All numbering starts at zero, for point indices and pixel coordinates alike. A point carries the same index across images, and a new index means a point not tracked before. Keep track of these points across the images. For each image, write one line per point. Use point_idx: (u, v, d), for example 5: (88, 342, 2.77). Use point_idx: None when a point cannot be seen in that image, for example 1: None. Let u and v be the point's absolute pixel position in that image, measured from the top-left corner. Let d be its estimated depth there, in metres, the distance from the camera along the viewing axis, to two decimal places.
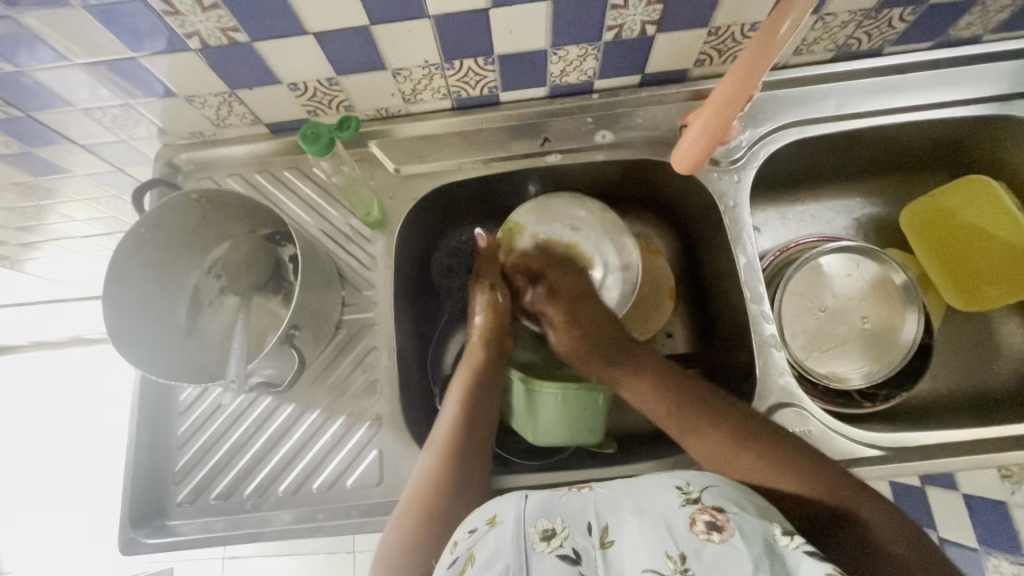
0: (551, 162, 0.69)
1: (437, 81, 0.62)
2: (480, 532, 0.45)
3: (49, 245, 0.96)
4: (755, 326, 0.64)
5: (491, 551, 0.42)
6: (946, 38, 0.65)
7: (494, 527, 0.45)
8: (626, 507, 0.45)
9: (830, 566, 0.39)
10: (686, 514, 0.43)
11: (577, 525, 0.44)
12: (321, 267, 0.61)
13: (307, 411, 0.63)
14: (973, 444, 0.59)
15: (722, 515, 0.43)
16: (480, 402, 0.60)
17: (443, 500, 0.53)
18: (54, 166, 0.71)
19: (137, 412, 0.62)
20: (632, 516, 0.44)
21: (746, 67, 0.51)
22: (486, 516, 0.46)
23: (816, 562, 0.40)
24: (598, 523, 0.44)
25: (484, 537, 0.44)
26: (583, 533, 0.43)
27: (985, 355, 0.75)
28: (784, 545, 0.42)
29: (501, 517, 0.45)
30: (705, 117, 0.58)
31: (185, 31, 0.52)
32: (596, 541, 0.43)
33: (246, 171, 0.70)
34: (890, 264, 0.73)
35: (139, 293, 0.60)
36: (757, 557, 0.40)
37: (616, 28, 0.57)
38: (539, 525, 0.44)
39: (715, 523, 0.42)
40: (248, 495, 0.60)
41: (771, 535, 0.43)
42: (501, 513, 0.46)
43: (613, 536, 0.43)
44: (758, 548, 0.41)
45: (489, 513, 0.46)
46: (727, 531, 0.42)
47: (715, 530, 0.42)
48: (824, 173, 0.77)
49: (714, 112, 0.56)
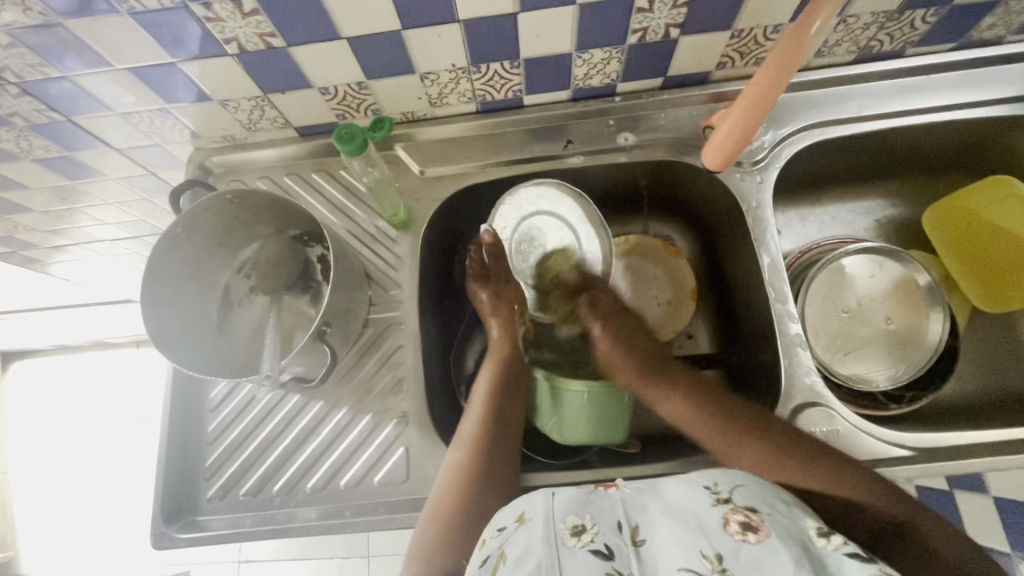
0: (574, 164, 0.70)
1: (463, 84, 0.64)
2: (510, 530, 0.45)
3: (78, 249, 0.98)
4: (779, 326, 0.64)
5: (522, 548, 0.42)
6: (968, 40, 0.65)
7: (524, 524, 0.44)
8: (655, 508, 0.45)
9: (870, 566, 0.39)
10: (718, 515, 0.43)
11: (607, 521, 0.44)
12: (350, 266, 0.62)
13: (334, 409, 0.64)
14: (1005, 444, 0.59)
15: (756, 516, 0.43)
16: (508, 399, 0.62)
17: (474, 493, 0.54)
18: (89, 170, 0.73)
19: (169, 408, 0.63)
20: (664, 517, 0.44)
21: (774, 68, 0.51)
22: (515, 514, 0.46)
23: (857, 562, 0.40)
24: (628, 522, 0.44)
25: (514, 534, 0.44)
26: (614, 530, 0.43)
27: (1012, 356, 0.74)
28: (822, 546, 0.42)
29: (530, 514, 0.45)
30: (736, 115, 0.58)
31: (224, 37, 0.54)
32: (627, 539, 0.43)
33: (275, 173, 0.72)
34: (914, 265, 0.73)
35: (172, 291, 0.62)
36: (796, 556, 0.40)
37: (640, 31, 0.58)
38: (568, 521, 0.43)
39: (749, 523, 0.42)
40: (276, 491, 0.61)
41: (807, 536, 0.43)
42: (529, 511, 0.46)
43: (643, 535, 0.43)
44: (795, 548, 0.40)
45: (518, 511, 0.46)
46: (763, 532, 0.41)
47: (750, 531, 0.41)
48: (845, 175, 0.77)
49: (744, 112, 0.56)
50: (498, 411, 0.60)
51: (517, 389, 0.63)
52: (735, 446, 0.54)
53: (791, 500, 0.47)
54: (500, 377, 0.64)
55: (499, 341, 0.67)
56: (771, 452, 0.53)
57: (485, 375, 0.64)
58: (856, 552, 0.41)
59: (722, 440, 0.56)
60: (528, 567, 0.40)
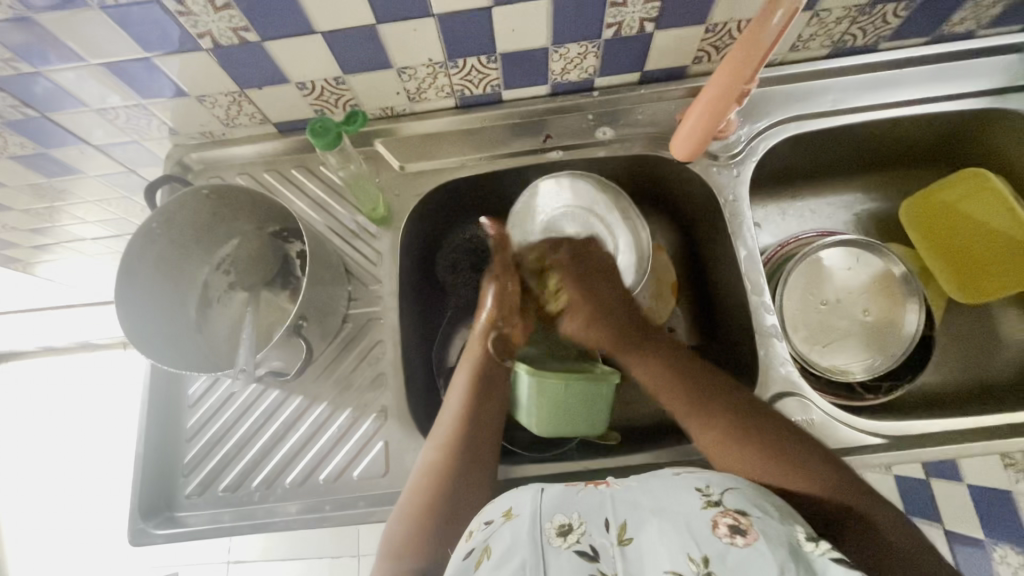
0: (553, 158, 0.70)
1: (441, 79, 0.64)
2: (496, 524, 0.45)
3: (60, 248, 0.98)
4: (756, 317, 0.65)
5: (508, 546, 0.42)
6: (940, 34, 0.66)
7: (510, 519, 0.45)
8: (644, 505, 0.45)
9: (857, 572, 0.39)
10: (707, 517, 0.43)
11: (594, 520, 0.44)
12: (328, 260, 0.62)
13: (314, 404, 0.64)
14: (978, 431, 0.60)
15: (745, 518, 0.43)
16: (487, 394, 0.62)
17: (447, 487, 0.54)
18: (67, 168, 0.73)
19: (147, 404, 0.63)
20: (652, 517, 0.43)
21: (739, 57, 0.51)
22: (502, 508, 0.47)
23: (844, 568, 0.39)
24: (615, 519, 0.44)
25: (501, 529, 0.45)
26: (601, 530, 0.43)
27: (988, 347, 0.75)
28: (811, 550, 0.41)
29: (516, 511, 0.46)
30: (702, 105, 0.58)
31: (197, 31, 0.54)
32: (614, 538, 0.43)
33: (255, 170, 0.72)
34: (891, 257, 0.74)
35: (149, 287, 0.61)
36: (783, 562, 0.39)
37: (615, 26, 0.59)
38: (555, 520, 0.44)
39: (737, 526, 0.42)
40: (255, 486, 0.61)
41: (795, 538, 0.42)
42: (516, 507, 0.46)
43: (631, 533, 0.43)
44: (784, 551, 0.40)
45: (506, 506, 0.47)
46: (751, 535, 0.41)
47: (738, 534, 0.41)
48: (823, 169, 0.78)
49: (710, 102, 0.57)
50: (474, 406, 0.60)
51: (495, 378, 0.63)
52: (718, 450, 0.54)
53: (783, 507, 0.46)
54: (477, 372, 0.63)
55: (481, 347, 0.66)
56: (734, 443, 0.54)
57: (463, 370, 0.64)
58: (844, 559, 0.40)
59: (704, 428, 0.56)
60: (512, 565, 0.41)
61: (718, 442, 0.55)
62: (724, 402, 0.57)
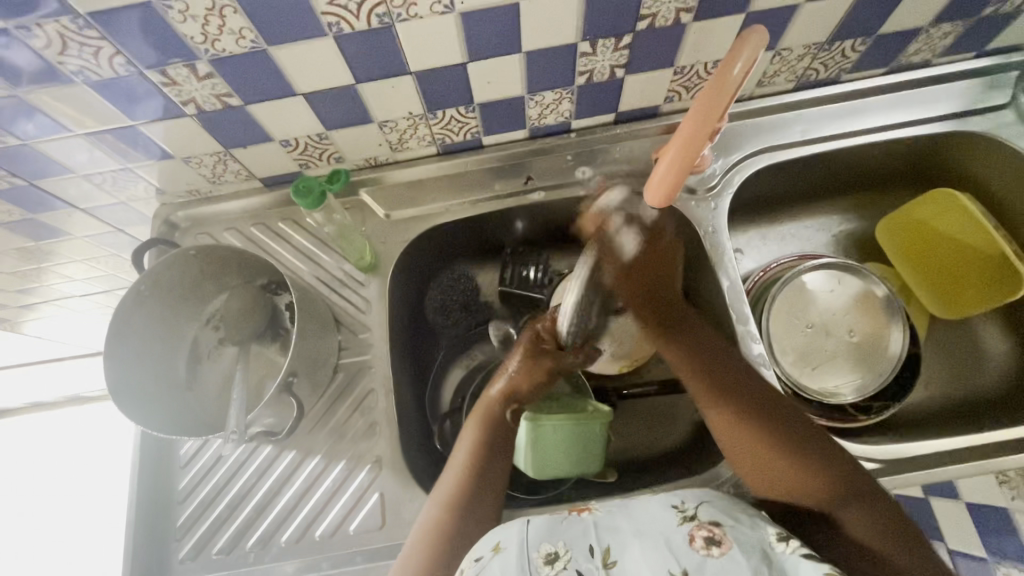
0: (535, 199, 0.72)
1: (422, 130, 0.66)
2: (485, 560, 0.45)
3: (48, 306, 0.97)
4: (743, 346, 0.66)
5: None
6: (899, 64, 0.69)
7: (498, 553, 0.45)
8: (626, 528, 0.46)
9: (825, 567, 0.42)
10: (684, 532, 0.45)
11: (580, 546, 0.44)
12: (318, 313, 0.62)
13: (307, 457, 0.64)
14: (966, 451, 0.61)
15: (719, 529, 0.45)
16: (495, 454, 0.60)
17: (447, 539, 0.53)
18: (55, 230, 0.73)
19: (137, 468, 0.62)
20: (635, 538, 0.45)
21: (700, 109, 0.51)
22: (489, 543, 0.47)
23: (811, 565, 0.42)
24: (599, 544, 0.45)
25: (490, 563, 0.44)
26: (586, 555, 0.44)
27: (974, 361, 0.76)
28: (781, 551, 0.44)
29: (504, 543, 0.46)
30: (671, 153, 0.56)
31: (181, 99, 0.55)
32: (599, 562, 0.43)
33: (242, 225, 0.72)
34: (871, 278, 0.75)
35: (139, 349, 0.61)
36: (755, 566, 0.42)
37: (587, 73, 0.61)
38: (542, 549, 0.44)
39: (712, 538, 0.44)
40: (250, 547, 0.60)
41: (766, 542, 0.45)
42: (504, 539, 0.46)
43: (615, 556, 0.44)
44: (757, 558, 0.43)
45: (493, 540, 0.47)
46: (725, 544, 0.43)
47: (713, 545, 0.44)
48: (798, 194, 0.80)
49: (676, 152, 0.55)
50: (484, 465, 0.59)
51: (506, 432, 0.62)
52: (731, 438, 0.57)
53: (755, 513, 0.49)
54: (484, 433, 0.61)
55: (496, 398, 0.64)
56: (742, 438, 0.57)
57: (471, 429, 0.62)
58: (812, 554, 0.43)
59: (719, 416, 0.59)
60: None
61: (726, 426, 0.58)
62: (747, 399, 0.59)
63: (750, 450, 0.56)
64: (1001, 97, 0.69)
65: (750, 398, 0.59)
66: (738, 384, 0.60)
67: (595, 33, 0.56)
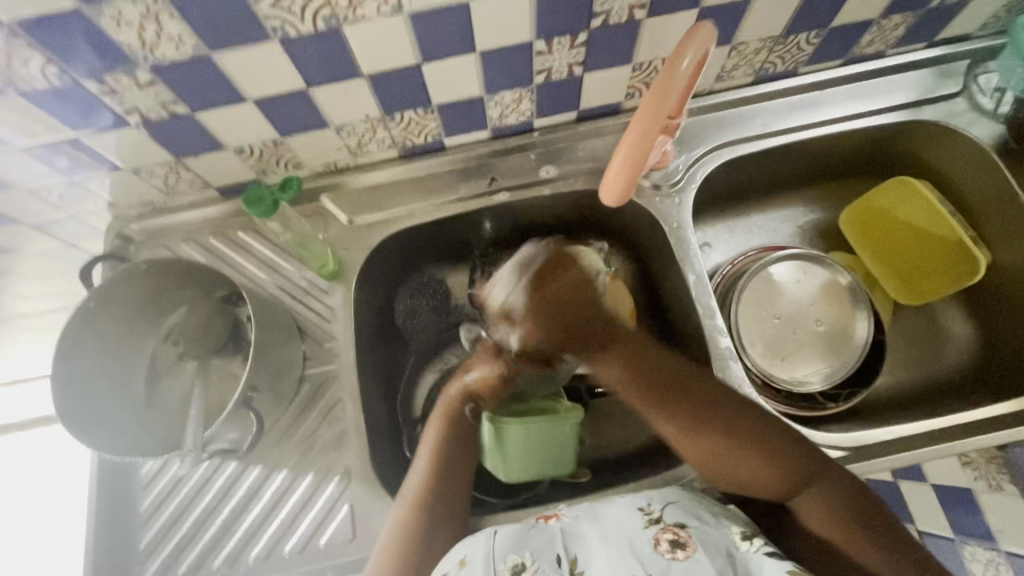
0: (500, 200, 0.71)
1: (381, 133, 0.64)
2: None
3: (5, 326, 0.93)
4: (711, 339, 0.66)
5: None
6: (853, 55, 0.70)
7: (464, 567, 0.45)
8: (592, 535, 0.46)
9: (788, 564, 0.43)
10: (649, 535, 0.45)
11: (546, 557, 0.45)
12: (278, 323, 0.61)
13: (275, 471, 0.62)
14: (930, 436, 0.62)
15: (683, 530, 0.45)
16: (463, 446, 0.61)
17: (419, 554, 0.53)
18: (3, 248, 0.70)
19: (96, 492, 0.60)
20: (600, 546, 0.45)
21: (650, 108, 0.50)
22: (455, 559, 0.47)
23: (775, 561, 0.43)
24: (566, 554, 0.45)
25: None
26: (552, 565, 0.44)
27: (937, 345, 0.78)
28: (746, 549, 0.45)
29: (470, 558, 0.46)
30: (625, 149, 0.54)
31: (124, 108, 0.53)
32: (566, 572, 0.44)
33: (200, 235, 0.70)
34: (836, 268, 0.76)
35: (91, 368, 0.59)
36: (720, 569, 0.43)
37: (545, 71, 0.60)
38: (508, 561, 0.44)
39: (677, 540, 0.44)
40: (217, 566, 0.59)
41: (732, 541, 0.45)
42: (470, 555, 0.46)
43: (582, 566, 0.44)
44: (720, 560, 0.43)
45: (460, 556, 0.47)
46: (689, 547, 0.44)
47: (678, 547, 0.44)
48: (763, 186, 0.81)
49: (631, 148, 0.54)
50: (452, 464, 0.59)
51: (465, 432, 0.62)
52: (685, 440, 0.58)
53: (719, 509, 0.49)
54: (450, 433, 0.62)
55: (455, 400, 0.64)
56: (694, 438, 0.57)
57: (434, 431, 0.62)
58: (775, 551, 0.44)
59: (676, 423, 0.58)
60: None
61: (678, 429, 0.58)
62: (703, 410, 0.58)
63: (697, 445, 0.57)
64: (953, 86, 0.71)
65: (704, 403, 0.58)
66: (693, 389, 0.59)
67: (549, 31, 0.55)
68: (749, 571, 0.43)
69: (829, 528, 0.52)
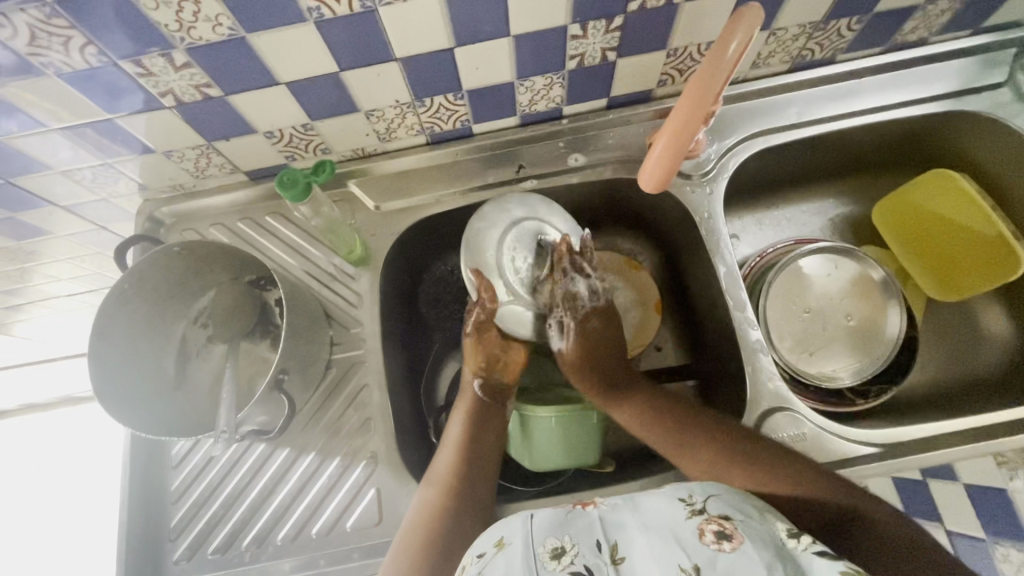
0: (527, 187, 0.71)
1: (410, 119, 0.64)
2: (489, 555, 0.45)
3: (35, 307, 0.95)
4: (740, 332, 0.65)
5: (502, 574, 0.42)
6: (895, 43, 0.68)
7: (503, 549, 0.45)
8: (632, 522, 0.46)
9: (839, 563, 0.41)
10: (693, 526, 0.45)
11: (586, 542, 0.44)
12: (307, 308, 0.61)
13: (302, 454, 0.63)
14: (966, 434, 0.61)
15: (729, 523, 0.45)
16: (484, 431, 0.61)
17: (436, 555, 0.52)
18: (37, 229, 0.71)
19: (128, 469, 0.61)
20: (640, 533, 0.44)
21: (695, 92, 0.49)
22: (493, 539, 0.47)
23: (825, 558, 0.41)
24: (606, 540, 0.45)
25: (494, 560, 0.44)
26: (593, 550, 0.44)
27: (971, 342, 0.76)
28: (794, 546, 0.43)
29: (508, 539, 0.46)
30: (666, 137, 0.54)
31: (159, 90, 0.54)
32: (607, 557, 0.43)
33: (228, 220, 0.71)
34: (866, 261, 0.75)
35: (124, 348, 0.60)
36: (770, 562, 0.41)
37: (578, 57, 0.59)
38: (548, 544, 0.44)
39: (723, 532, 0.44)
40: (246, 546, 0.60)
41: (778, 537, 0.44)
42: (508, 536, 0.46)
43: (623, 552, 0.43)
44: (769, 553, 0.42)
45: (497, 536, 0.47)
46: (736, 540, 0.43)
47: (724, 539, 0.43)
48: (794, 178, 0.79)
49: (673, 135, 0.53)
50: (476, 448, 0.60)
51: (491, 413, 0.64)
52: (678, 443, 0.58)
53: (765, 506, 0.49)
54: (471, 420, 0.62)
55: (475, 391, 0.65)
56: (691, 441, 0.57)
57: (458, 418, 0.63)
58: (826, 551, 0.42)
59: (668, 431, 0.59)
60: None
61: (671, 436, 0.59)
62: (692, 418, 0.59)
63: (693, 446, 0.57)
64: (998, 75, 0.68)
65: (691, 416, 0.60)
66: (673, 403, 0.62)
67: (585, 14, 0.54)
68: (797, 565, 0.41)
69: (850, 511, 0.49)
